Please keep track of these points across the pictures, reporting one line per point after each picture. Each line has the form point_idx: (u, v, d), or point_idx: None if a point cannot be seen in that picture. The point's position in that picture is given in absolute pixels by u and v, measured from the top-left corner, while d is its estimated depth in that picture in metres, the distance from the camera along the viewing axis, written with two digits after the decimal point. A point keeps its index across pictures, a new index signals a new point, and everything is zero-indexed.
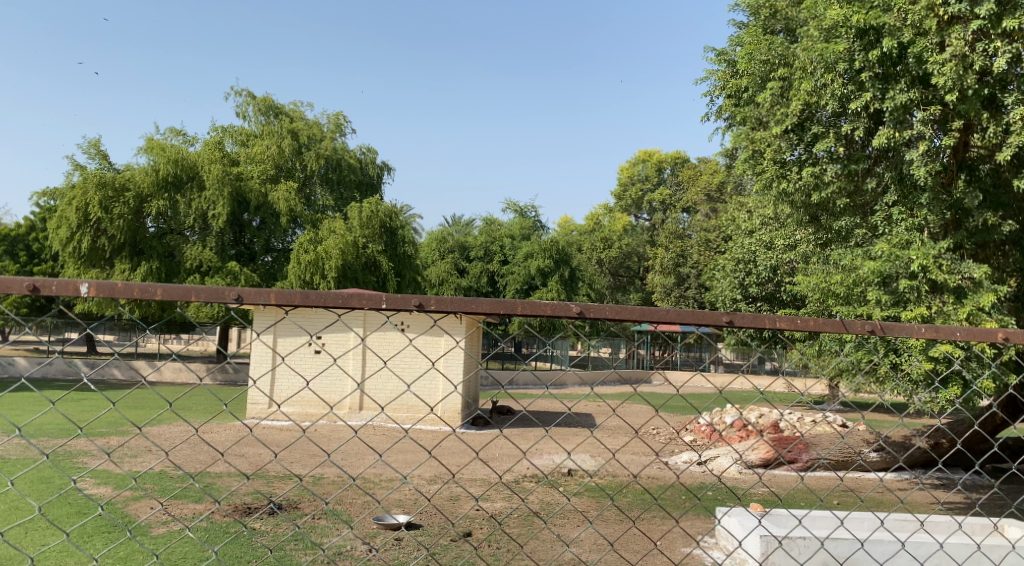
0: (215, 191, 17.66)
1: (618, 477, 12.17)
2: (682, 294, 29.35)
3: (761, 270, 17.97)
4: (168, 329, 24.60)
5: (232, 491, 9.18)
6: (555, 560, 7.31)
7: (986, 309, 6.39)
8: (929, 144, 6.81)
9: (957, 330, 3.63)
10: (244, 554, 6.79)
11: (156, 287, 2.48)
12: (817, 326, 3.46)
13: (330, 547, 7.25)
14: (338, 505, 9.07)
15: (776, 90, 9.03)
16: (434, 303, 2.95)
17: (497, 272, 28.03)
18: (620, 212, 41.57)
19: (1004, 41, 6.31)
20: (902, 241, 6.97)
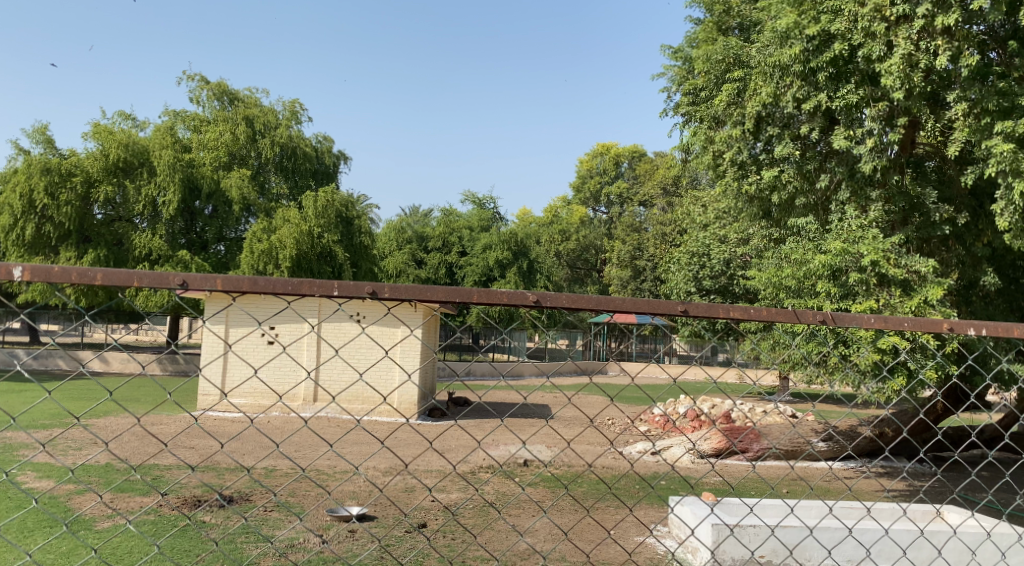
0: (167, 176, 16.80)
1: (574, 467, 12.04)
2: (638, 287, 29.51)
3: (716, 263, 17.92)
4: (114, 319, 23.71)
5: (180, 484, 8.72)
6: (509, 551, 7.08)
7: (932, 303, 6.31)
8: (878, 141, 6.80)
9: (905, 320, 3.43)
10: (190, 546, 6.36)
11: (100, 273, 2.20)
12: (769, 316, 3.24)
13: (280, 540, 6.91)
14: (290, 497, 8.69)
15: (732, 90, 8.63)
16: (389, 292, 2.70)
17: (455, 263, 27.49)
18: (577, 204, 41.53)
19: (944, 39, 6.18)
20: (854, 235, 6.82)
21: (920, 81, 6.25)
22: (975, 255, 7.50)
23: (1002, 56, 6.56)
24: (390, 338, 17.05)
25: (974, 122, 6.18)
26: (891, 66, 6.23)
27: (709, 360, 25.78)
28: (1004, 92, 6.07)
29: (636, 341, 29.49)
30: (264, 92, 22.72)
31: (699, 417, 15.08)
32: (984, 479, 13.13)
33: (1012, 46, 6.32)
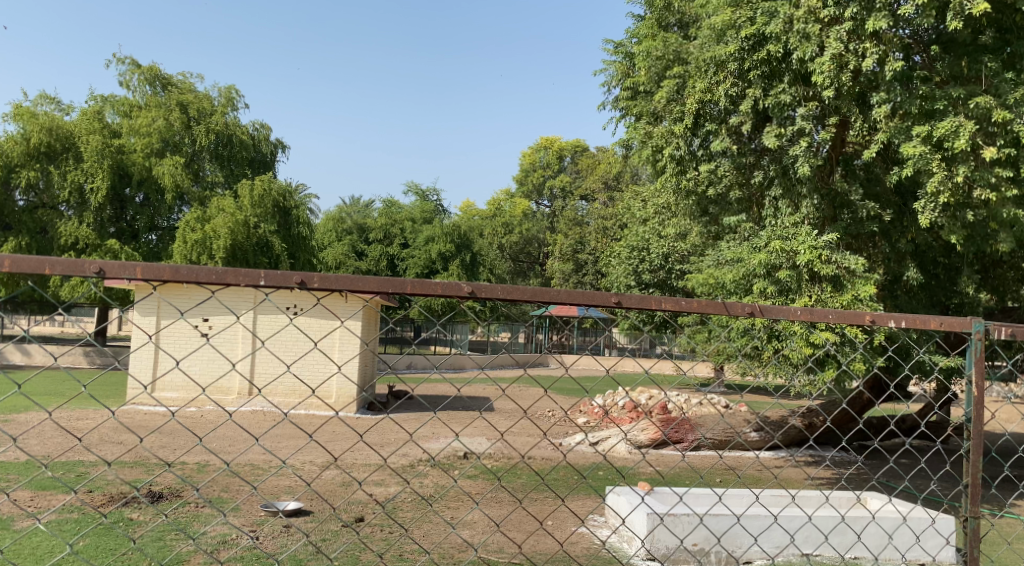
0: (94, 162, 16.15)
1: (512, 458, 11.95)
2: (579, 280, 29.77)
3: (655, 257, 18.29)
4: (36, 311, 22.52)
5: (102, 480, 8.13)
6: (444, 544, 6.86)
7: (863, 299, 6.42)
8: (809, 141, 6.74)
9: (830, 313, 3.30)
10: (113, 545, 5.82)
11: (9, 258, 2.11)
12: (700, 308, 3.02)
13: (210, 536, 6.48)
14: (221, 493, 8.21)
15: (671, 87, 8.13)
16: (320, 282, 2.31)
17: (397, 256, 27.00)
18: (521, 198, 41.44)
19: (872, 41, 6.17)
20: (790, 233, 6.94)
21: (847, 82, 6.26)
22: (898, 252, 7.67)
23: (925, 59, 6.47)
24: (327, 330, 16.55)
25: (894, 123, 6.18)
26: (822, 66, 6.23)
27: (648, 352, 26.08)
28: (927, 94, 6.07)
29: (576, 334, 29.61)
30: (196, 77, 21.77)
31: (636, 408, 15.09)
32: (903, 466, 13.55)
33: (935, 50, 6.23)
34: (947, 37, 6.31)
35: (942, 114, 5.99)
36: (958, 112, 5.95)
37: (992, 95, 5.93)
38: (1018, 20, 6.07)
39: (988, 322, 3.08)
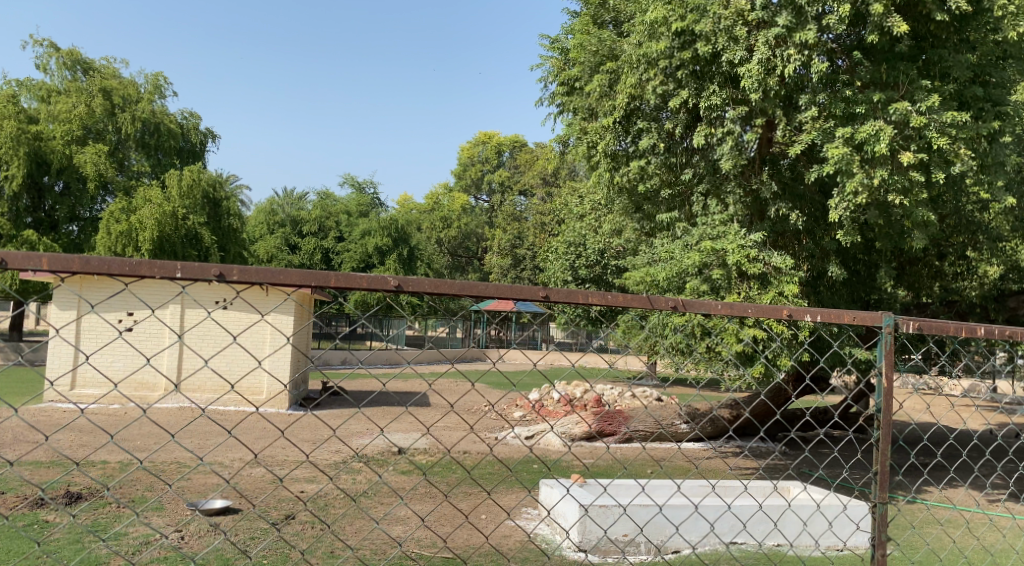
0: (9, 149, 15.15)
1: (447, 453, 12.10)
2: (517, 275, 30.18)
3: (591, 253, 20.25)
4: None
5: (14, 480, 7.69)
6: (367, 543, 6.90)
7: (787, 296, 6.97)
8: (736, 140, 7.31)
9: (749, 307, 3.37)
10: (23, 548, 5.49)
11: None
12: (622, 301, 3.11)
13: (131, 537, 6.23)
14: (146, 492, 7.90)
15: (604, 82, 9.42)
16: (239, 273, 2.18)
17: (332, 249, 26.46)
18: (459, 192, 41.36)
19: (796, 47, 6.70)
20: (721, 232, 7.51)
21: (776, 83, 6.87)
22: (823, 250, 8.18)
23: (847, 63, 7.14)
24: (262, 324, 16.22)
25: (822, 124, 6.81)
26: (751, 70, 6.75)
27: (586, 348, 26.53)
28: (848, 99, 6.74)
29: (515, 329, 29.87)
30: (121, 61, 21.29)
31: (570, 401, 15.52)
32: (817, 454, 14.23)
33: (858, 55, 6.89)
34: (868, 44, 6.95)
35: (863, 118, 6.68)
36: (878, 116, 6.63)
37: (908, 100, 6.60)
38: (932, 29, 6.78)
39: (898, 317, 3.47)
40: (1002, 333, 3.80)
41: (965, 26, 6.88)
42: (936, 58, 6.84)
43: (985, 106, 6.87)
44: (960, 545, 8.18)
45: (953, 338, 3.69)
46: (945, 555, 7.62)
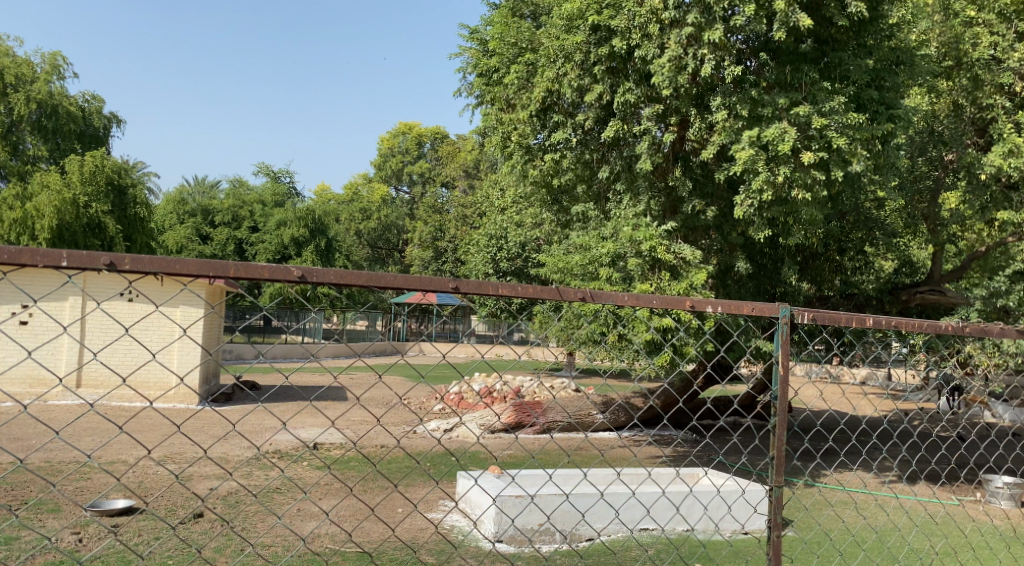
0: None
1: (369, 449, 12.16)
2: (439, 267, 30.36)
3: (512, 246, 21.57)
4: None
5: None
6: (264, 537, 6.93)
7: (696, 286, 7.67)
8: (653, 137, 8.25)
9: (654, 298, 3.48)
10: None
11: None
12: (535, 293, 3.10)
13: (23, 541, 5.87)
14: (41, 494, 7.44)
15: (521, 76, 9.84)
16: (131, 263, 2.02)
17: (245, 240, 25.45)
18: (380, 183, 40.78)
19: (709, 48, 7.43)
20: (634, 225, 8.22)
21: (688, 80, 7.61)
22: (729, 244, 9.00)
23: (755, 64, 7.90)
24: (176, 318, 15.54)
25: (729, 125, 7.49)
26: (662, 65, 7.50)
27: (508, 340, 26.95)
28: (754, 99, 7.50)
29: (436, 322, 30.08)
30: (13, 41, 19.04)
31: (495, 394, 15.80)
32: (720, 442, 14.97)
33: (764, 58, 7.66)
34: (775, 47, 7.77)
35: (768, 119, 7.44)
36: (782, 117, 7.40)
37: (810, 101, 7.43)
38: (832, 33, 7.78)
39: (792, 309, 3.73)
40: (889, 322, 3.94)
41: (863, 32, 7.86)
42: (836, 61, 7.75)
43: (880, 108, 7.79)
44: (847, 524, 8.84)
45: (846, 328, 3.82)
46: (833, 532, 8.26)
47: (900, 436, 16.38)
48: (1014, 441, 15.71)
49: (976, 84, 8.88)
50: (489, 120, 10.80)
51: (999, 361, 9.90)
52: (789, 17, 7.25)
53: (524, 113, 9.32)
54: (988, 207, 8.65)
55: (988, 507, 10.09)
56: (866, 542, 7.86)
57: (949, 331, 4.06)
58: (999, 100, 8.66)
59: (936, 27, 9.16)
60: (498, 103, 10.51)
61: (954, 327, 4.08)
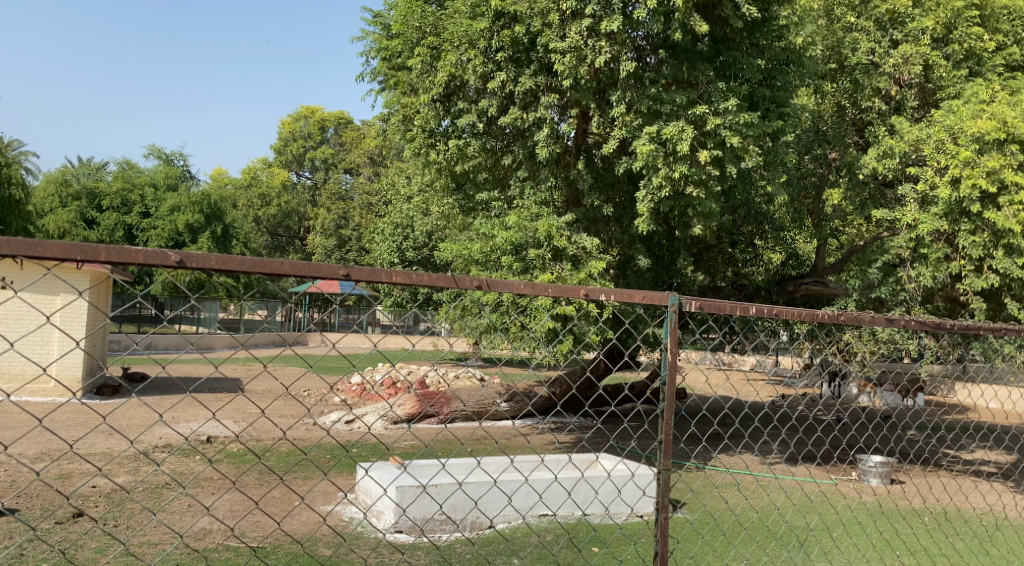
0: None
1: (264, 441, 11.80)
2: (342, 256, 29.89)
3: (418, 236, 21.29)
4: None
5: None
6: (145, 534, 6.50)
7: (596, 273, 8.05)
8: (552, 127, 8.46)
9: (551, 287, 3.28)
10: None
11: None
12: (428, 280, 2.79)
13: None
14: None
15: (425, 60, 9.34)
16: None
17: (135, 227, 23.38)
18: (280, 168, 39.35)
19: (607, 41, 7.87)
20: (532, 215, 8.47)
21: (587, 72, 7.93)
22: (630, 238, 9.36)
23: (655, 61, 8.50)
24: (51, 303, 14.10)
25: (629, 121, 8.05)
26: (564, 57, 7.77)
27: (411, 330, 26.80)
28: (654, 96, 8.03)
29: (339, 312, 29.67)
30: None
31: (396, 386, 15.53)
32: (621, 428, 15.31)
33: (664, 56, 8.27)
34: (672, 44, 8.41)
35: (667, 115, 8.00)
36: (679, 115, 7.95)
37: (706, 99, 8.05)
38: (727, 33, 8.40)
39: (681, 297, 3.60)
40: (771, 311, 3.91)
41: (756, 32, 8.49)
42: (730, 60, 8.41)
43: (770, 106, 8.52)
44: (731, 504, 9.11)
45: (730, 318, 3.75)
46: (719, 511, 8.65)
47: (779, 420, 17.18)
48: (882, 422, 16.89)
49: (856, 87, 9.79)
50: (392, 104, 10.54)
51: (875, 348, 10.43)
52: (686, 19, 7.85)
53: (425, 97, 8.95)
54: (866, 203, 9.53)
55: (859, 483, 10.78)
56: (748, 521, 8.01)
57: (827, 319, 4.05)
58: (876, 103, 9.47)
59: (822, 30, 10.00)
60: (402, 87, 10.14)
61: (832, 315, 4.11)
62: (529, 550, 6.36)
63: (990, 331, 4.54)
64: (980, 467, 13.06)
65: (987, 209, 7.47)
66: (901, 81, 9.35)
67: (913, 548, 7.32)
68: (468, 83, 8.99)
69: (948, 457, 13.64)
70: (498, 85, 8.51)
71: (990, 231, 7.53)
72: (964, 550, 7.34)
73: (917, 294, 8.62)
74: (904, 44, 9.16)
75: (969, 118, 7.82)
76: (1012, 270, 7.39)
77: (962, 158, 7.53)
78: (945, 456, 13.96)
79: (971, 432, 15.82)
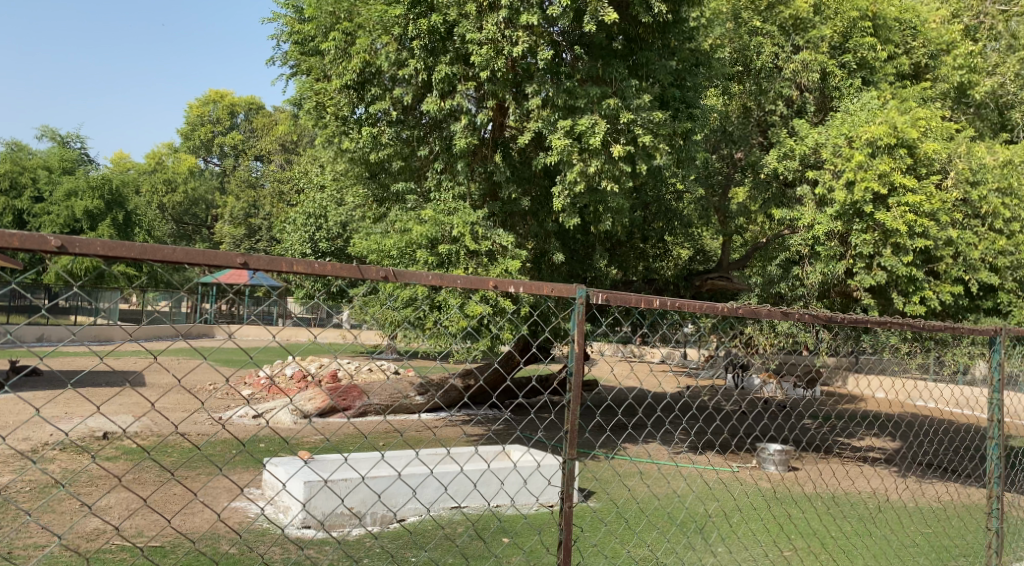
0: None
1: (165, 437, 11.18)
2: (253, 246, 28.77)
3: (331, 226, 20.17)
4: None
5: None
6: (24, 536, 5.98)
7: (511, 268, 8.02)
8: (469, 118, 8.27)
9: (460, 279, 3.02)
10: None
11: None
12: (331, 270, 2.52)
13: None
14: None
15: (339, 45, 9.01)
16: None
17: (26, 211, 22.12)
18: (186, 153, 37.54)
19: (524, 34, 7.83)
20: (449, 208, 8.34)
21: (504, 64, 7.90)
22: (545, 232, 9.35)
23: (571, 57, 8.58)
24: None
25: (544, 114, 7.98)
26: (481, 49, 7.68)
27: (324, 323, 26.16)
28: (569, 92, 8.01)
29: (249, 303, 28.67)
30: None
31: (304, 377, 15.06)
32: (534, 418, 15.24)
33: (579, 51, 8.44)
34: (587, 41, 8.50)
35: (581, 110, 8.03)
36: (593, 109, 8.04)
37: (620, 96, 8.12)
38: (639, 32, 8.55)
39: (589, 289, 3.40)
40: (675, 303, 3.72)
41: (667, 34, 8.73)
42: (643, 60, 8.58)
43: (680, 106, 8.84)
44: (634, 491, 9.21)
45: (637, 310, 3.57)
46: (627, 498, 8.70)
47: (685, 409, 17.52)
48: (781, 412, 17.46)
49: (760, 90, 10.21)
50: (303, 90, 10.14)
51: (775, 340, 10.75)
52: (598, 11, 7.78)
53: (339, 83, 8.66)
54: (769, 200, 9.93)
55: (759, 471, 11.11)
56: (648, 509, 8.06)
57: (729, 312, 3.93)
58: (779, 107, 10.12)
59: (729, 33, 10.42)
60: (313, 74, 9.72)
61: (735, 308, 3.96)
62: (436, 543, 6.14)
63: (881, 324, 4.48)
64: (867, 453, 13.74)
65: (877, 210, 7.90)
66: (802, 86, 10.12)
67: (803, 531, 7.55)
68: (383, 71, 8.77)
69: (840, 444, 14.25)
70: (412, 74, 8.30)
71: (879, 230, 7.93)
72: (851, 532, 7.63)
73: (814, 289, 8.97)
74: (805, 50, 9.84)
75: (863, 122, 8.19)
76: (897, 268, 7.79)
77: (856, 161, 7.87)
78: (837, 443, 14.54)
79: (861, 419, 16.55)
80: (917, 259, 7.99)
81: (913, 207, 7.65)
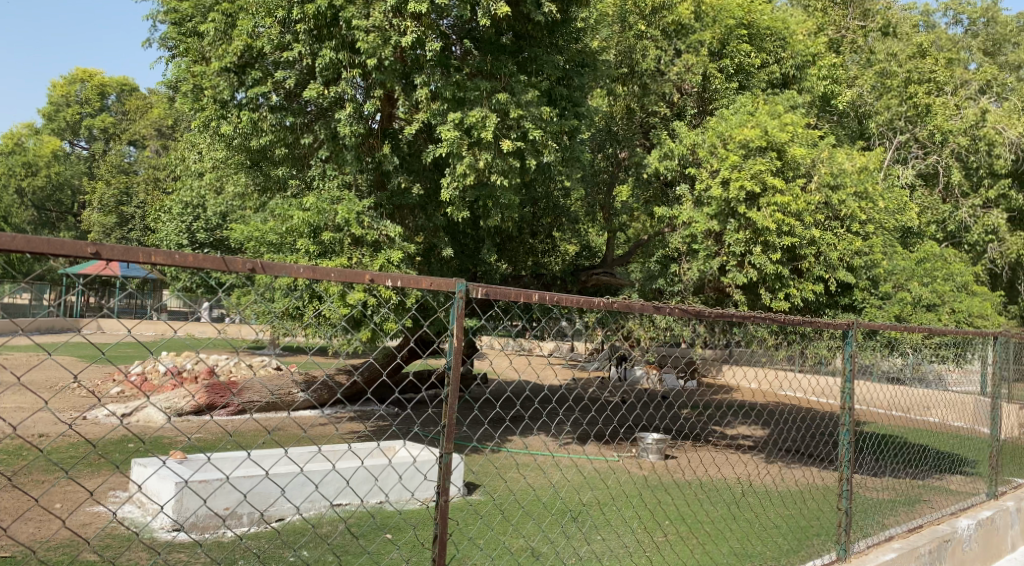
0: None
1: (17, 439, 10.17)
2: (125, 237, 26.54)
3: (211, 216, 19.04)
4: None
5: None
6: None
7: (395, 259, 7.75)
8: (355, 106, 7.82)
9: (334, 273, 2.51)
10: None
11: None
12: (192, 260, 1.98)
13: None
14: None
15: (220, 24, 8.44)
16: None
17: None
18: (49, 135, 34.44)
19: (412, 22, 7.57)
20: (333, 196, 7.95)
21: (391, 53, 7.54)
22: (434, 226, 8.93)
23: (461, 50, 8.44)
24: None
25: (433, 106, 7.80)
26: (368, 36, 7.32)
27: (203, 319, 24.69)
28: (458, 85, 7.92)
29: None
30: None
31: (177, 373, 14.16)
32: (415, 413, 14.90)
33: (468, 46, 8.45)
34: (477, 35, 8.42)
35: (470, 102, 7.92)
36: (482, 102, 7.93)
37: (510, 92, 8.16)
38: (528, 29, 8.55)
39: (468, 283, 2.94)
40: (551, 298, 3.35)
41: (555, 33, 8.84)
42: (532, 56, 8.67)
43: (568, 105, 8.89)
44: (518, 482, 9.14)
45: (517, 306, 3.13)
46: (508, 491, 8.58)
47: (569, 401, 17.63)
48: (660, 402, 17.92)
49: (645, 92, 10.48)
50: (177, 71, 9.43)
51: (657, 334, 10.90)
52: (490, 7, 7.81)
53: (217, 64, 8.10)
54: (651, 199, 10.13)
55: (640, 460, 11.15)
56: (525, 501, 7.93)
57: (610, 308, 3.55)
58: (662, 108, 10.45)
59: (616, 35, 10.60)
60: (189, 54, 9.18)
61: (619, 303, 3.56)
62: (308, 540, 5.75)
63: (751, 318, 4.24)
64: (739, 441, 14.19)
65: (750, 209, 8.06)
66: (682, 89, 10.50)
67: (675, 517, 7.64)
68: (264, 54, 8.29)
69: (715, 433, 14.69)
70: (294, 58, 7.88)
71: (752, 229, 8.10)
72: (722, 516, 7.76)
73: (691, 283, 9.13)
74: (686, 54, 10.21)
75: (738, 125, 8.50)
76: (766, 266, 7.97)
77: (732, 162, 8.13)
78: (708, 431, 14.97)
79: (734, 409, 17.09)
80: (785, 258, 8.20)
81: (781, 207, 7.89)
